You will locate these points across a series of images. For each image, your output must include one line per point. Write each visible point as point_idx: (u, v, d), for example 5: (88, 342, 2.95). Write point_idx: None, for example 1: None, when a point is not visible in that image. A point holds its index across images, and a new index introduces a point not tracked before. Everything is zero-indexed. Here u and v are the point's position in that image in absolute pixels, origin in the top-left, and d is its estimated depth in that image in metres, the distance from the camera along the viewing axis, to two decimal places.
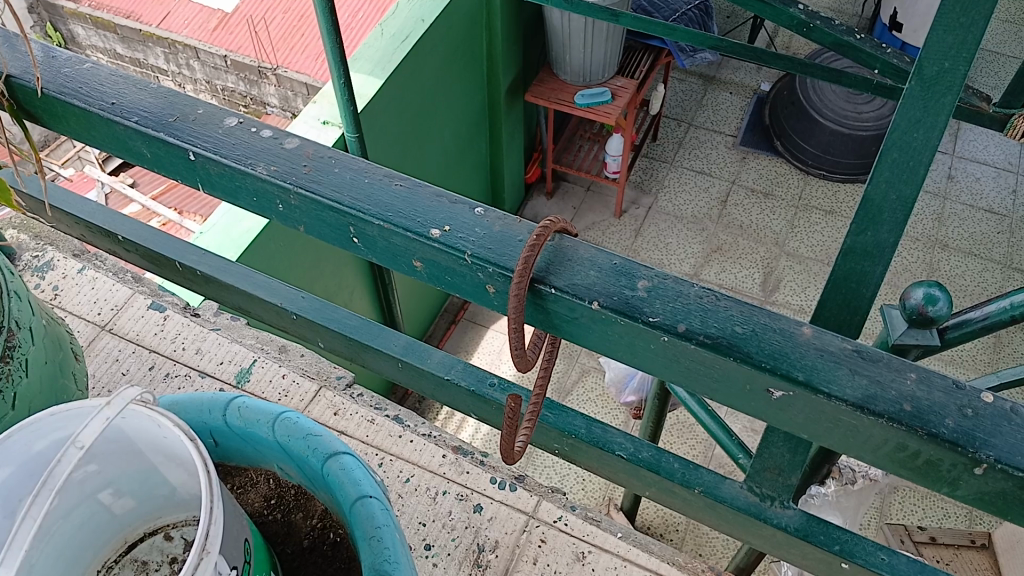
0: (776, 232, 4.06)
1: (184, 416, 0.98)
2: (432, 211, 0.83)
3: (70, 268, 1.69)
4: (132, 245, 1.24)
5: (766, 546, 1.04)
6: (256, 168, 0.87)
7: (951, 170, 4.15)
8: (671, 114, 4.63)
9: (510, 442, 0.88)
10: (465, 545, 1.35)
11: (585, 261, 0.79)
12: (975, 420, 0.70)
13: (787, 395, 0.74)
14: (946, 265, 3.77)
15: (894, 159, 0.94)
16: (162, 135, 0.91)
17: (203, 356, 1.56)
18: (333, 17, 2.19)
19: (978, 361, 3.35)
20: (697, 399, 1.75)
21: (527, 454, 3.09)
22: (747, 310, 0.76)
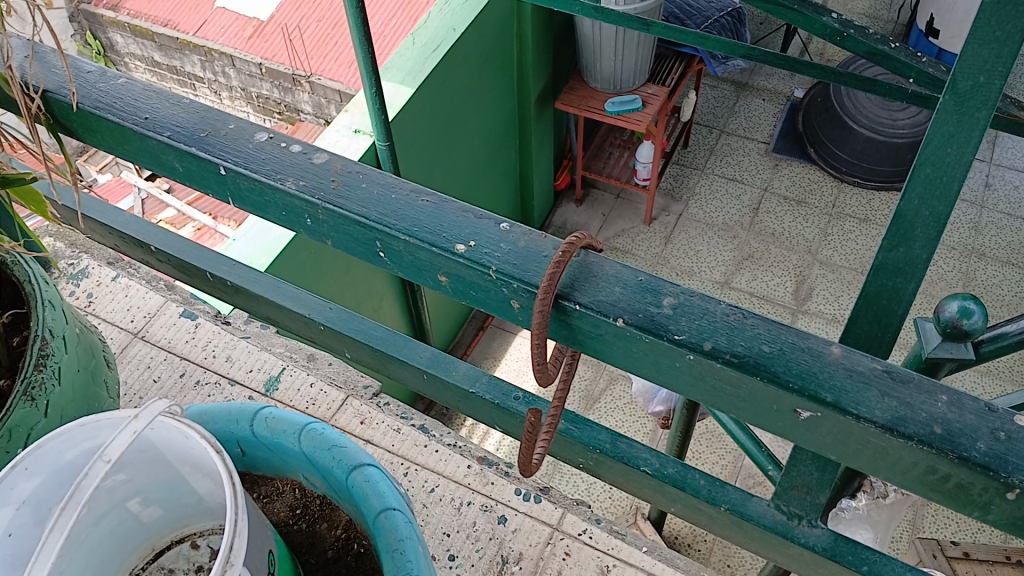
0: (809, 240, 4.01)
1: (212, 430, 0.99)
2: (459, 226, 0.84)
3: (105, 276, 1.72)
4: (164, 255, 1.25)
5: (792, 565, 1.02)
6: (285, 183, 0.88)
7: (988, 178, 4.09)
8: (702, 121, 4.61)
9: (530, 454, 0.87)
10: (489, 556, 1.35)
11: (611, 277, 0.79)
12: (1007, 444, 0.68)
13: (814, 415, 0.73)
14: (983, 274, 3.71)
15: (927, 175, 0.93)
16: (193, 150, 0.92)
17: (233, 364, 1.58)
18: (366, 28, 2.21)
19: (1015, 372, 3.28)
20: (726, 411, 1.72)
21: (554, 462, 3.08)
22: (775, 329, 0.75)
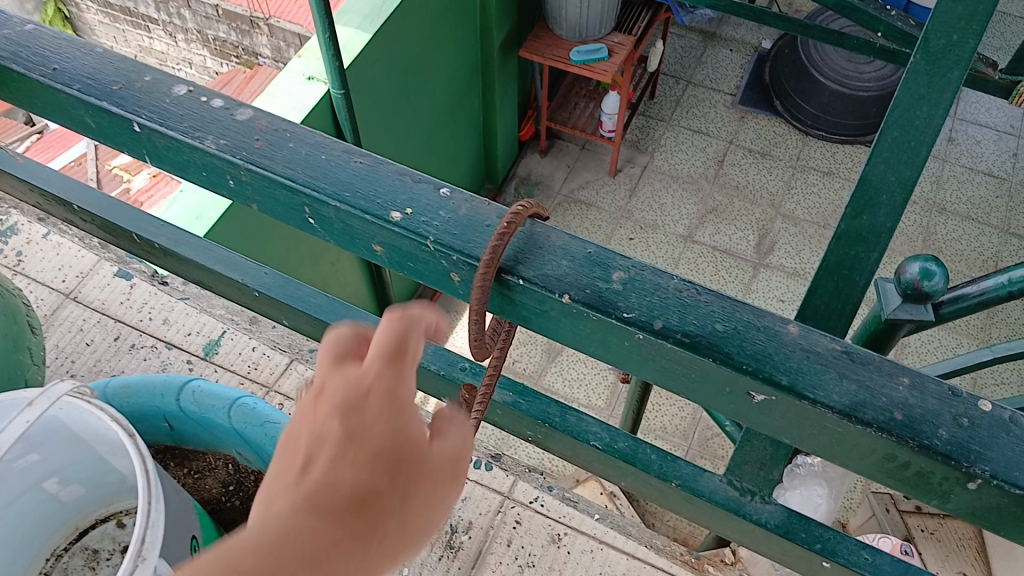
0: (773, 193, 3.99)
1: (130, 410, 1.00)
2: (394, 190, 0.77)
3: (34, 233, 1.62)
4: (89, 216, 1.17)
5: (744, 540, 1.00)
6: (204, 142, 0.80)
7: (951, 133, 4.08)
8: (669, 71, 4.53)
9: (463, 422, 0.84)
10: (438, 526, 1.32)
11: (557, 249, 0.73)
12: (971, 431, 0.64)
13: (769, 399, 0.69)
14: (942, 229, 3.72)
15: (895, 137, 0.98)
16: (105, 104, 0.84)
17: (171, 327, 1.51)
18: None
19: (971, 327, 3.31)
20: None
21: None
22: (730, 307, 0.70)
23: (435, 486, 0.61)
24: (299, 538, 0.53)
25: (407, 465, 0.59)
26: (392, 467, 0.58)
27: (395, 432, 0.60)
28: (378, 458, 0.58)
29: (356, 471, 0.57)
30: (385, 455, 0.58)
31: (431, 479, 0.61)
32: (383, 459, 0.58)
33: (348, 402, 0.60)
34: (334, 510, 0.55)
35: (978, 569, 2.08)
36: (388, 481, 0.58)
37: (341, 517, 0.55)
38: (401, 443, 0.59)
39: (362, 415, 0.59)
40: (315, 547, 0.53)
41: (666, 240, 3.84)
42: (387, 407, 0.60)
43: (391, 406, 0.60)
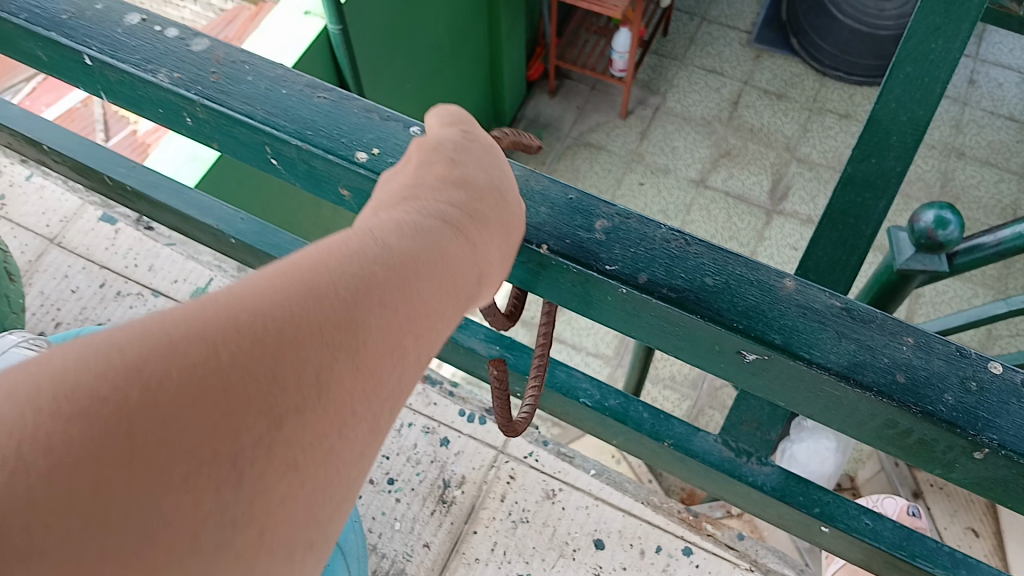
0: (788, 136, 3.87)
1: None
2: (361, 129, 0.71)
3: (17, 175, 1.57)
4: (59, 156, 1.12)
5: (741, 503, 0.95)
6: (157, 76, 0.74)
7: (974, 74, 3.94)
8: (684, 8, 4.37)
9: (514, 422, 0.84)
10: (430, 480, 1.28)
11: (537, 197, 0.68)
12: (979, 397, 0.59)
13: (761, 358, 0.64)
14: (961, 175, 3.61)
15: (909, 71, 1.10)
16: (53, 36, 0.77)
17: (156, 274, 1.47)
18: None
19: (987, 276, 3.23)
20: None
21: None
22: (722, 258, 0.65)
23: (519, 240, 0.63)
24: (429, 234, 0.54)
25: (510, 215, 0.61)
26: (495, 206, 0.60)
27: (494, 179, 0.62)
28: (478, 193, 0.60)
29: (463, 201, 0.58)
30: (488, 193, 0.60)
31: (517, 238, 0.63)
32: (485, 194, 0.60)
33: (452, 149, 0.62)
34: (449, 225, 0.56)
35: (986, 525, 2.02)
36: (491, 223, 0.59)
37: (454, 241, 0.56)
38: (499, 190, 0.62)
39: (466, 161, 0.61)
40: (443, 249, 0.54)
41: (677, 185, 3.75)
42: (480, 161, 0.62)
43: (487, 166, 0.62)
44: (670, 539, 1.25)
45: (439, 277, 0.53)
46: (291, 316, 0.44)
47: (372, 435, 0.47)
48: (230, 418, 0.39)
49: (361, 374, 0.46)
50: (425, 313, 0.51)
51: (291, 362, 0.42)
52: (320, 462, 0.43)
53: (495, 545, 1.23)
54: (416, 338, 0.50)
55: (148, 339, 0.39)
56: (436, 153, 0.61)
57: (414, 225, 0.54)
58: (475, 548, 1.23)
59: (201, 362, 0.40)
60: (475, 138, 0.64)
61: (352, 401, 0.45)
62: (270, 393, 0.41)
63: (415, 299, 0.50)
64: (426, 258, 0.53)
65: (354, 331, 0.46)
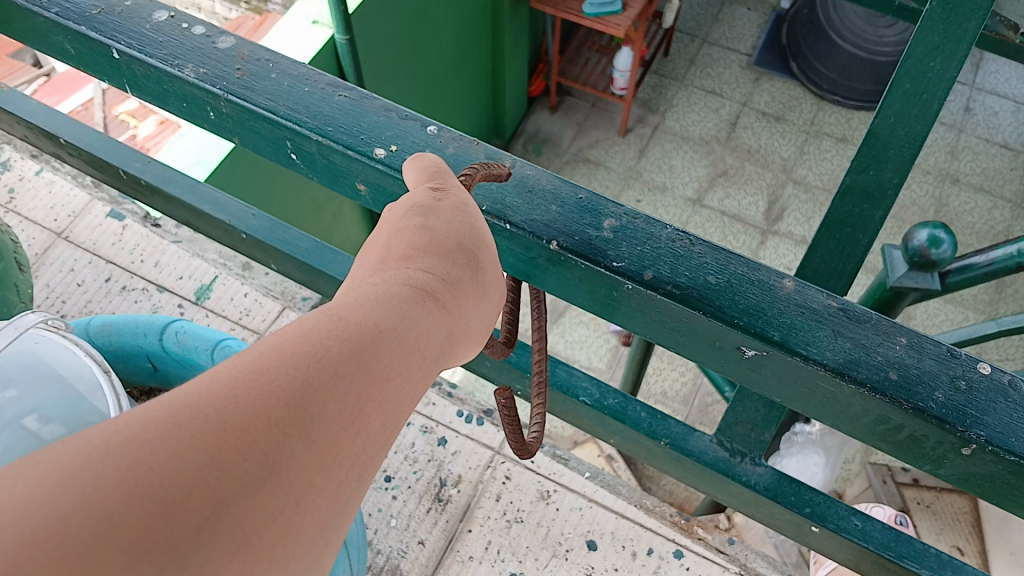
0: (784, 158, 3.92)
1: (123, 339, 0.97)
2: (379, 127, 0.74)
3: (27, 170, 1.60)
4: (75, 150, 1.14)
5: (734, 503, 0.97)
6: (183, 71, 0.77)
7: (969, 102, 4.00)
8: (684, 29, 4.44)
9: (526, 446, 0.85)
10: (427, 479, 1.30)
11: (548, 195, 0.70)
12: (967, 394, 0.61)
13: (760, 355, 0.66)
14: (955, 201, 3.66)
15: (907, 90, 1.11)
16: (83, 29, 0.80)
17: (162, 270, 1.49)
18: None
19: (978, 301, 3.27)
20: None
21: None
22: (724, 259, 0.67)
23: (497, 302, 0.59)
24: (397, 300, 0.50)
25: (485, 271, 0.58)
26: (468, 265, 0.56)
27: (469, 234, 0.58)
28: (452, 251, 0.56)
29: (435, 262, 0.55)
30: (462, 252, 0.57)
31: (495, 297, 0.59)
32: (458, 253, 0.56)
33: (423, 207, 0.58)
34: (418, 290, 0.52)
35: (971, 544, 2.05)
36: (466, 283, 0.56)
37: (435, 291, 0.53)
38: (474, 245, 0.58)
39: (439, 217, 0.57)
40: (411, 314, 0.50)
41: (674, 203, 3.79)
42: (455, 215, 0.58)
43: (463, 219, 0.58)
44: (661, 542, 1.27)
45: (410, 343, 0.49)
46: (234, 405, 0.39)
47: (336, 519, 0.42)
48: (172, 520, 0.35)
49: (318, 455, 0.41)
50: (393, 385, 0.46)
51: (239, 449, 0.38)
52: (276, 548, 0.39)
53: (489, 544, 1.25)
54: (382, 413, 0.45)
55: (76, 457, 0.35)
56: (406, 213, 0.57)
57: (381, 291, 0.50)
58: (470, 546, 1.25)
59: (132, 468, 0.35)
60: (449, 193, 0.60)
61: (309, 482, 0.40)
62: (215, 482, 0.37)
63: (380, 371, 0.46)
64: (396, 324, 0.48)
65: (310, 411, 0.41)
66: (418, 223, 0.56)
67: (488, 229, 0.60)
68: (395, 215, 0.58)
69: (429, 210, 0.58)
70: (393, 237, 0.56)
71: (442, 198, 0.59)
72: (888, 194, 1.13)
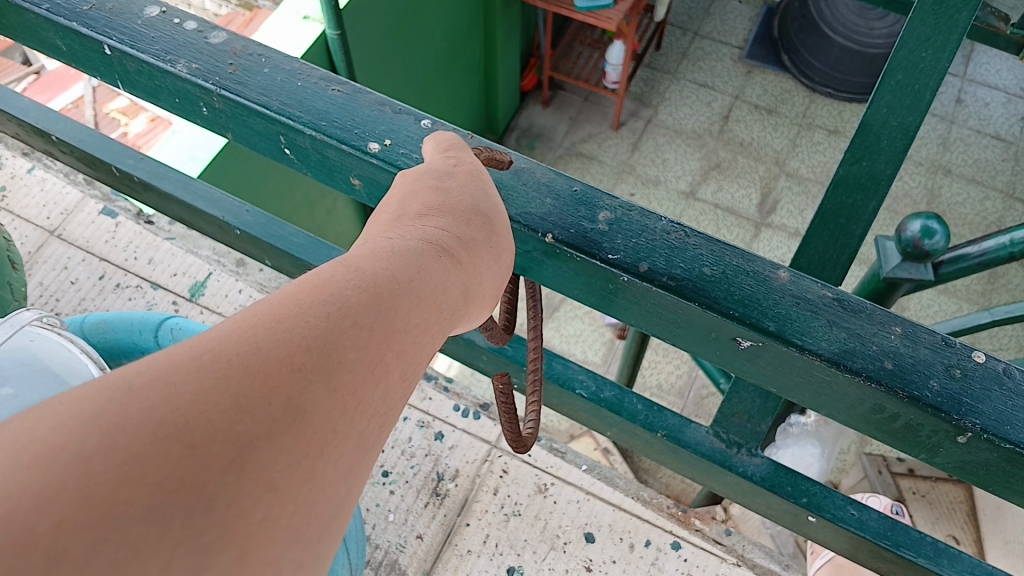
0: (777, 150, 3.92)
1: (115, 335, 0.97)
2: (373, 121, 0.74)
3: (18, 168, 1.59)
4: (68, 147, 1.14)
5: (731, 494, 0.98)
6: (176, 66, 0.77)
7: (960, 93, 4.01)
8: (676, 22, 4.44)
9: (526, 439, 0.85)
10: (424, 473, 1.31)
11: (542, 188, 0.70)
12: (962, 383, 0.62)
13: (756, 345, 0.66)
14: (947, 192, 3.67)
15: (899, 81, 1.12)
16: (73, 25, 0.79)
17: (156, 267, 1.48)
18: None
19: (971, 292, 3.28)
20: None
21: None
22: (719, 250, 0.68)
23: (508, 266, 0.59)
24: (415, 252, 0.51)
25: (497, 233, 0.58)
26: (481, 225, 0.57)
27: (478, 199, 0.59)
28: (466, 212, 0.57)
29: (449, 220, 0.55)
30: (473, 214, 0.57)
31: (506, 261, 0.59)
32: (467, 219, 0.56)
33: (433, 175, 0.59)
34: (434, 244, 0.52)
35: (966, 534, 2.05)
36: (479, 242, 0.56)
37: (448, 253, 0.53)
38: (482, 213, 0.57)
39: (450, 183, 0.59)
40: (429, 264, 0.50)
41: (667, 197, 3.79)
42: (464, 181, 0.59)
43: (472, 185, 0.59)
44: (658, 534, 1.27)
45: (429, 291, 0.49)
46: (264, 341, 0.39)
47: (359, 469, 0.41)
48: (198, 460, 0.34)
49: (342, 399, 0.40)
50: (415, 330, 0.47)
51: (264, 393, 0.37)
52: (301, 490, 0.37)
53: (487, 538, 1.26)
54: (405, 358, 0.46)
55: (102, 398, 0.34)
56: (416, 182, 0.58)
57: (394, 250, 0.50)
58: (468, 540, 1.25)
59: (160, 407, 0.34)
60: (457, 163, 0.61)
61: (331, 427, 0.40)
62: (239, 425, 0.36)
63: (403, 316, 0.46)
64: (415, 272, 0.49)
65: (335, 354, 0.41)
66: (430, 188, 0.57)
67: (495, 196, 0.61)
68: (405, 183, 0.59)
69: (438, 177, 0.59)
70: (406, 200, 0.57)
71: (450, 169, 0.60)
72: (881, 184, 1.13)
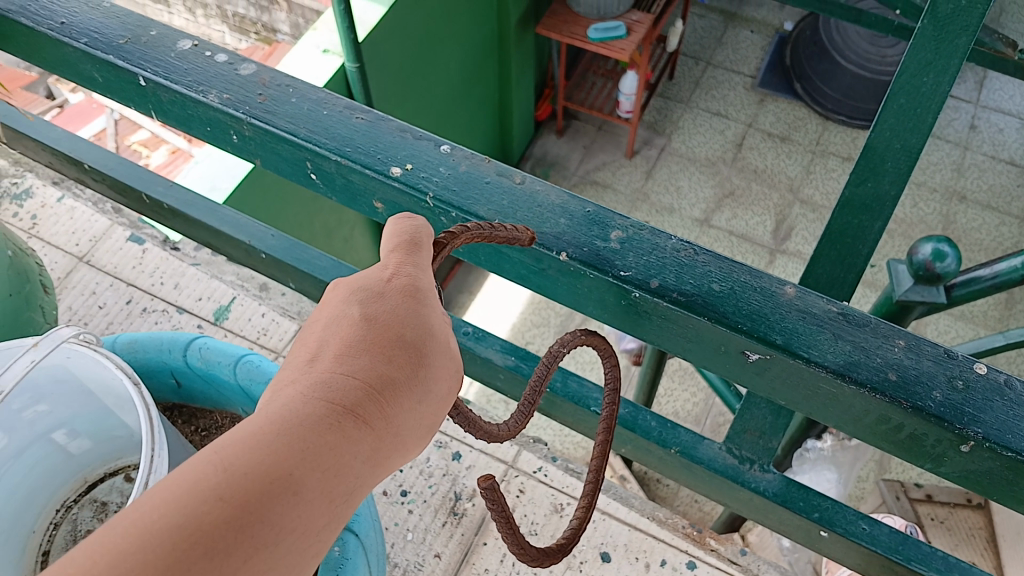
0: (791, 178, 3.95)
1: (147, 353, 1.00)
2: (395, 147, 0.78)
3: (49, 197, 1.64)
4: (99, 175, 1.19)
5: (744, 509, 0.99)
6: (208, 96, 0.81)
7: (974, 119, 4.03)
8: (689, 52, 4.49)
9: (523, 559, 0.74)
10: (442, 493, 1.33)
11: (556, 208, 0.74)
12: (964, 393, 0.64)
13: (763, 358, 0.69)
14: (962, 218, 3.68)
15: (902, 104, 1.12)
16: (110, 58, 0.84)
17: (181, 291, 1.52)
18: None
19: (988, 317, 3.28)
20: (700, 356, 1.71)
21: None
22: (727, 267, 0.70)
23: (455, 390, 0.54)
24: (307, 425, 0.45)
25: (435, 360, 0.52)
26: (411, 359, 0.50)
27: (412, 324, 0.51)
28: (391, 345, 0.50)
29: (366, 362, 0.49)
30: (403, 350, 0.50)
31: (450, 385, 0.53)
32: (398, 351, 0.50)
33: (365, 290, 0.52)
34: (340, 405, 0.47)
35: (986, 560, 2.04)
36: (405, 385, 0.49)
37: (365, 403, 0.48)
38: (420, 338, 0.51)
39: (379, 305, 0.52)
40: (325, 440, 0.45)
41: (682, 224, 3.82)
42: (397, 302, 0.52)
43: (404, 305, 0.52)
44: (674, 554, 1.28)
45: (321, 474, 0.44)
46: None
47: None
48: None
49: None
50: (297, 530, 0.43)
51: None
52: None
53: (505, 557, 1.27)
54: (282, 563, 0.42)
55: None
56: (343, 301, 0.52)
57: (292, 413, 0.45)
58: (486, 559, 1.27)
59: None
60: (395, 272, 0.54)
61: None
62: None
63: (278, 518, 0.42)
64: (305, 453, 0.44)
65: None
66: (355, 315, 0.51)
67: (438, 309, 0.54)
68: (333, 299, 0.52)
69: (368, 294, 0.52)
70: (327, 329, 0.50)
71: (387, 281, 0.53)
72: (887, 205, 1.13)
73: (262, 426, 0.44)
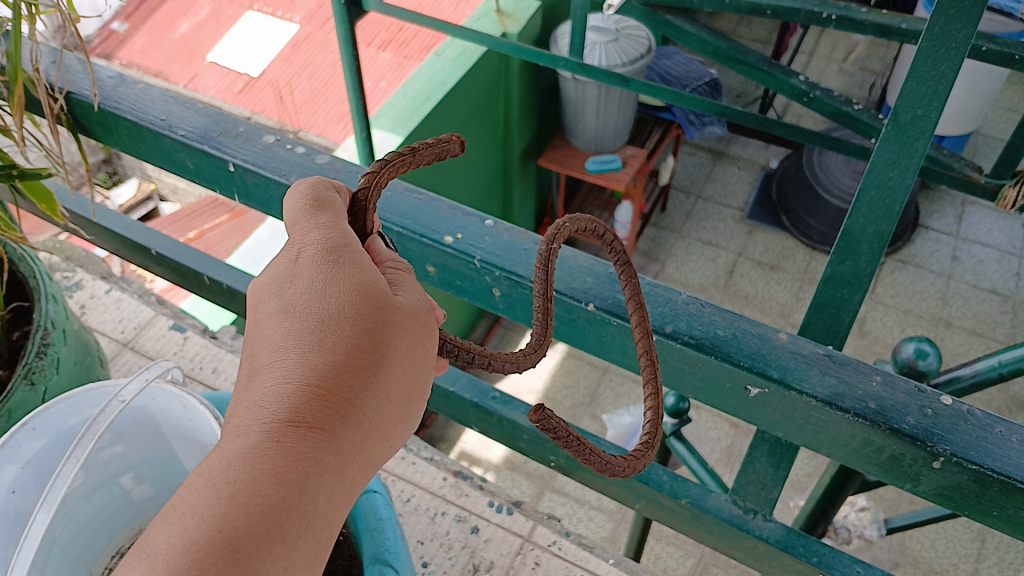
0: (781, 303, 4.12)
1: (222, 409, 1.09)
2: (447, 220, 0.92)
3: (97, 289, 1.78)
4: (163, 258, 1.33)
5: (748, 558, 1.09)
6: (289, 178, 0.96)
7: (955, 251, 4.25)
8: (680, 186, 4.78)
9: (611, 472, 0.68)
10: (461, 564, 1.40)
11: (584, 269, 0.87)
12: (934, 418, 0.76)
13: (763, 392, 0.81)
14: (948, 343, 3.83)
15: (873, 197, 1.15)
16: (205, 148, 1.00)
17: (219, 375, 1.63)
18: (364, 104, 2.23)
19: None
20: (694, 456, 1.57)
21: (534, 494, 3.04)
22: (729, 317, 0.84)
23: (410, 343, 0.66)
24: (260, 436, 0.57)
25: (376, 315, 0.64)
26: (346, 326, 0.63)
27: (331, 304, 0.63)
28: (321, 322, 0.63)
29: (303, 348, 0.62)
30: (328, 331, 0.62)
31: (411, 328, 0.66)
32: (323, 334, 0.62)
33: (280, 281, 0.65)
34: (294, 392, 0.60)
35: None
36: (352, 350, 0.63)
37: (310, 391, 0.60)
38: (342, 312, 0.63)
39: (295, 288, 0.64)
40: (284, 439, 0.58)
41: None
42: (313, 278, 0.64)
43: (321, 278, 0.64)
44: None
45: (289, 464, 0.57)
46: None
47: None
48: None
49: None
50: (293, 515, 0.56)
51: None
52: None
53: None
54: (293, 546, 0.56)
55: None
56: (267, 301, 0.64)
57: (243, 429, 0.58)
58: None
59: None
60: (303, 247, 0.66)
61: None
62: None
63: (268, 523, 0.55)
64: (264, 455, 0.57)
65: None
66: (276, 309, 0.64)
67: (364, 262, 0.66)
68: (261, 304, 0.65)
69: (285, 284, 0.65)
70: (262, 333, 0.63)
71: (296, 262, 0.65)
72: (864, 281, 1.20)
73: (231, 440, 0.58)
